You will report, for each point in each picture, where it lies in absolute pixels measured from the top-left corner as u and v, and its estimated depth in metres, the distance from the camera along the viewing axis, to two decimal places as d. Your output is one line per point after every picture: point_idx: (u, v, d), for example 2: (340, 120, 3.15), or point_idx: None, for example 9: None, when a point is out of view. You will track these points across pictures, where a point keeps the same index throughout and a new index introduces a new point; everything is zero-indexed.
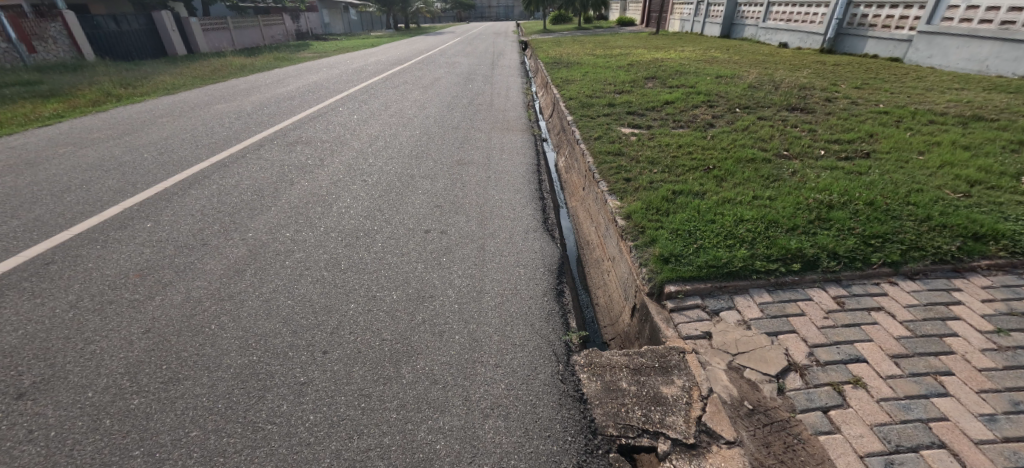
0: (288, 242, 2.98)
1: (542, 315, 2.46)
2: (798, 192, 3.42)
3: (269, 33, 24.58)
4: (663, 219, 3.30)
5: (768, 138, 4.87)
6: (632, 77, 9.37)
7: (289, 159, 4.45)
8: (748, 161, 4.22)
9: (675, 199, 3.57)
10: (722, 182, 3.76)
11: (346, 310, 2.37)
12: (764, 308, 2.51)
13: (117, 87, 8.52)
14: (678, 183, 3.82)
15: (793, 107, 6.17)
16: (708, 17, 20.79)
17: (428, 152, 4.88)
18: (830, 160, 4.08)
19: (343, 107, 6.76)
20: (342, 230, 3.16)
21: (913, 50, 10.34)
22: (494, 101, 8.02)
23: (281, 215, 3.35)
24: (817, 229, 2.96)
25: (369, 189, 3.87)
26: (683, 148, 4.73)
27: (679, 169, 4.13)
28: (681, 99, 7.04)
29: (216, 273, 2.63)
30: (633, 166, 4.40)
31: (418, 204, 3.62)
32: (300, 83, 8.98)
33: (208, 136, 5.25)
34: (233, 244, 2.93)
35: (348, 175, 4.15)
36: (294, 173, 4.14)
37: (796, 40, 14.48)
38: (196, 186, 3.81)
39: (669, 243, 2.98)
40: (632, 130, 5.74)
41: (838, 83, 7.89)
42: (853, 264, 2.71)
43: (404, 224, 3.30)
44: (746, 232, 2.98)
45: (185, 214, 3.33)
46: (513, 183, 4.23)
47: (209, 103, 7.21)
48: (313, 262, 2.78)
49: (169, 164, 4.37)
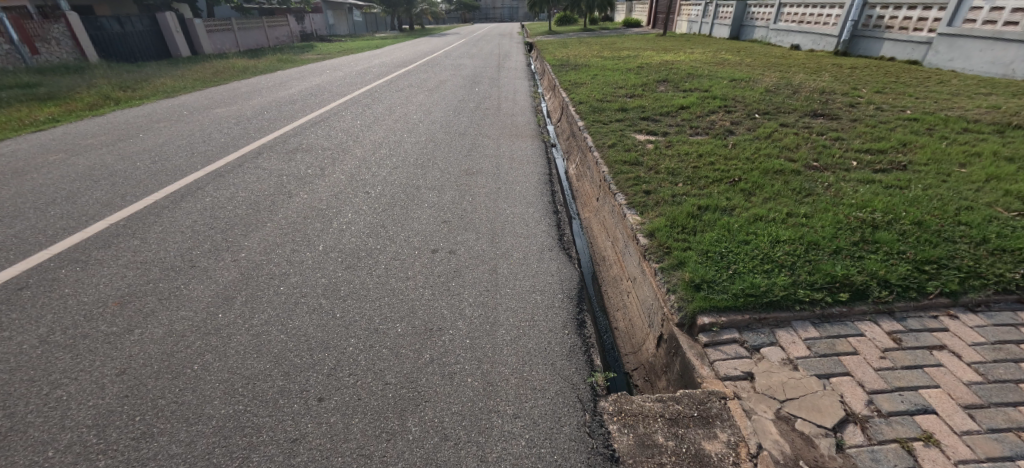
0: (284, 264, 2.75)
1: (564, 353, 2.20)
2: (836, 210, 3.16)
3: (274, 35, 24.45)
4: (691, 237, 3.04)
5: (793, 146, 4.60)
6: (643, 80, 9.11)
7: (289, 169, 4.22)
8: (776, 172, 3.96)
9: (701, 215, 3.31)
10: (750, 197, 3.50)
11: (345, 346, 2.13)
12: (811, 345, 2.25)
13: (116, 90, 8.34)
14: (702, 197, 3.56)
15: (816, 113, 5.90)
16: (716, 19, 20.48)
17: (434, 161, 4.64)
18: (864, 172, 3.81)
19: (346, 112, 6.53)
20: (342, 249, 2.92)
21: (933, 52, 10.01)
22: (501, 105, 7.77)
23: (277, 232, 3.12)
24: (862, 253, 2.69)
25: (372, 202, 3.63)
26: (704, 158, 4.48)
27: (702, 181, 3.87)
28: (697, 104, 6.77)
29: (203, 302, 2.39)
30: (651, 177, 4.14)
31: (424, 220, 3.37)
32: (302, 86, 8.77)
33: (205, 143, 5.03)
34: (224, 266, 2.70)
35: (349, 186, 3.92)
36: (293, 184, 3.91)
37: (809, 42, 14.16)
38: (188, 198, 3.58)
39: (700, 268, 2.72)
40: (648, 137, 5.47)
41: (858, 87, 7.60)
42: (907, 294, 2.45)
43: (409, 242, 3.05)
44: (784, 256, 2.72)
45: (174, 230, 3.09)
46: (524, 196, 3.98)
47: (209, 107, 6.99)
48: (310, 288, 2.54)
49: (162, 173, 4.15)
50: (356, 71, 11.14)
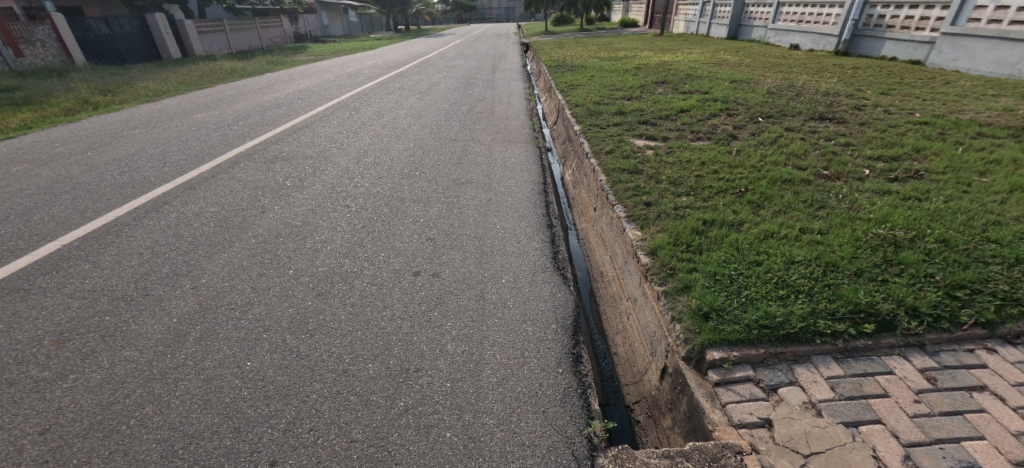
0: (248, 291, 2.48)
1: (558, 398, 1.95)
2: (852, 226, 2.92)
3: (266, 36, 24.12)
4: (697, 256, 2.79)
5: (801, 153, 4.37)
6: (641, 82, 8.87)
7: (265, 180, 3.96)
8: (785, 182, 3.71)
9: (706, 230, 3.06)
10: (759, 210, 3.26)
11: (308, 393, 1.87)
12: (836, 386, 2.00)
13: (96, 93, 8.04)
14: (707, 210, 3.31)
15: (821, 116, 5.68)
16: (714, 18, 20.28)
17: (421, 170, 4.37)
18: (879, 182, 3.57)
19: (332, 116, 6.26)
20: (315, 273, 2.66)
21: (936, 52, 9.79)
22: (495, 108, 7.52)
23: (244, 253, 2.85)
24: (886, 276, 2.45)
25: (352, 217, 3.36)
26: (707, 165, 4.23)
27: (707, 192, 3.62)
28: (697, 106, 6.54)
29: (151, 340, 2.13)
30: (651, 187, 3.89)
31: (406, 238, 3.11)
32: (290, 89, 8.48)
33: (179, 151, 4.75)
34: (180, 296, 2.43)
35: (329, 199, 3.65)
36: (267, 197, 3.63)
37: (808, 42, 13.95)
38: (152, 214, 3.31)
39: (708, 293, 2.46)
40: (647, 143, 5.22)
41: (862, 88, 7.38)
42: (938, 324, 2.20)
43: (389, 264, 2.80)
44: (801, 279, 2.47)
45: (131, 252, 2.82)
46: (516, 208, 3.73)
47: (190, 112, 6.71)
48: (274, 320, 2.27)
49: (129, 185, 3.88)
50: (347, 73, 10.87)
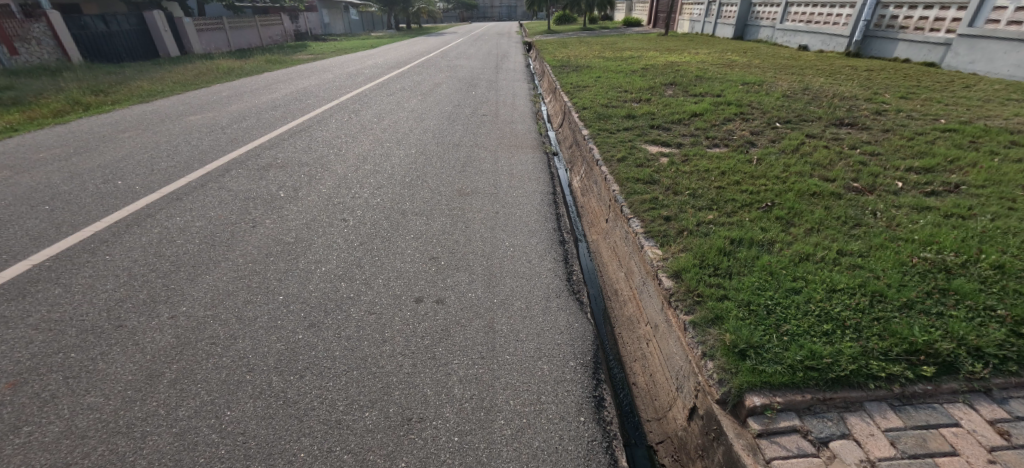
0: (233, 322, 2.24)
1: (579, 455, 1.69)
2: (895, 248, 2.67)
3: (266, 34, 23.87)
4: (726, 281, 2.54)
5: (826, 162, 4.12)
6: (649, 84, 8.61)
7: (257, 190, 3.71)
8: (814, 195, 3.46)
9: (734, 250, 2.82)
10: (790, 227, 3.01)
11: (294, 451, 1.62)
12: (897, 440, 1.74)
13: (88, 94, 7.78)
14: (734, 228, 3.06)
15: (841, 122, 5.43)
16: (719, 18, 20.01)
17: (423, 179, 4.13)
18: (915, 197, 3.32)
19: (331, 119, 6.02)
20: (307, 299, 2.41)
21: (952, 54, 9.52)
22: (500, 111, 7.27)
23: (230, 274, 2.61)
24: (941, 308, 2.20)
25: (349, 232, 3.11)
26: (728, 175, 3.99)
27: (730, 206, 3.37)
28: (710, 110, 6.29)
29: (120, 383, 1.89)
30: (669, 200, 3.65)
31: (408, 257, 2.87)
32: (288, 90, 8.23)
33: (168, 157, 4.50)
34: (156, 329, 2.18)
35: (324, 211, 3.41)
36: (258, 209, 3.39)
37: (818, 43, 13.68)
38: (134, 230, 3.07)
39: (743, 326, 2.21)
40: (661, 150, 4.98)
41: (880, 92, 7.13)
42: (1006, 367, 1.95)
43: (389, 288, 2.55)
44: (846, 312, 2.22)
45: (107, 275, 2.58)
46: (525, 221, 3.49)
47: (183, 113, 6.47)
48: (261, 357, 2.04)
49: (112, 195, 3.63)
50: (347, 73, 10.62)
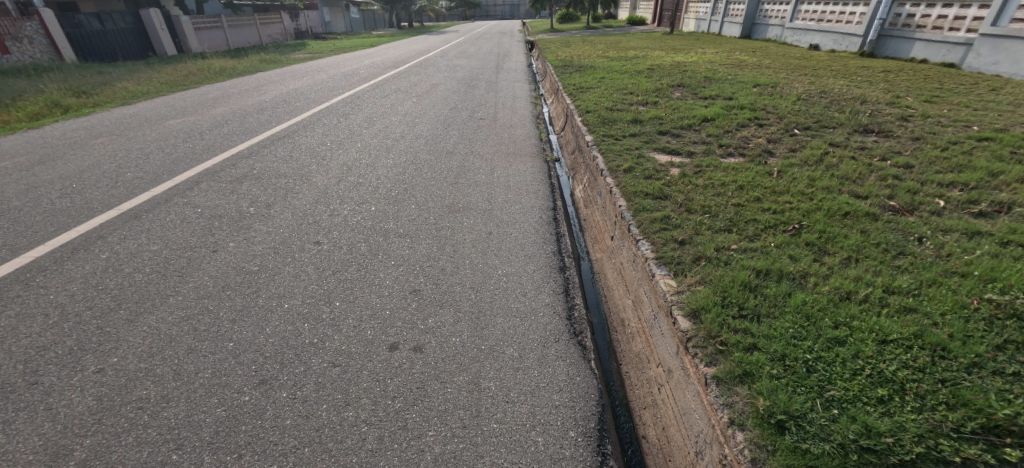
0: (171, 378, 1.88)
1: None
2: (948, 286, 2.30)
3: (266, 32, 23.60)
4: (755, 326, 2.16)
5: (853, 175, 3.75)
6: (656, 85, 8.22)
7: (226, 207, 3.36)
8: (846, 216, 3.10)
9: (760, 284, 2.45)
10: (823, 257, 2.65)
11: None
12: None
13: (69, 95, 7.45)
14: (760, 256, 2.69)
15: (866, 128, 5.04)
16: (726, 16, 19.59)
17: (411, 193, 3.77)
18: (963, 220, 2.94)
19: (318, 124, 5.67)
20: (261, 348, 2.05)
21: (974, 55, 9.09)
22: (498, 114, 6.91)
23: (177, 314, 2.25)
24: (1019, 368, 1.82)
25: (322, 259, 2.76)
26: (747, 190, 3.61)
27: (753, 229, 3.01)
28: (722, 114, 5.92)
29: (15, 466, 1.53)
30: (683, 219, 3.27)
31: (385, 291, 2.50)
32: (278, 91, 7.90)
33: (137, 167, 4.16)
34: (77, 388, 1.83)
35: (297, 231, 3.05)
36: (224, 230, 3.04)
37: (829, 42, 13.24)
38: (79, 255, 2.72)
39: (779, 388, 1.84)
40: (671, 159, 4.59)
41: (902, 95, 6.72)
42: None
43: (360, 332, 2.19)
44: (902, 372, 1.86)
45: (35, 315, 2.23)
46: (521, 242, 3.12)
47: (164, 117, 6.14)
48: (194, 429, 1.67)
49: (65, 212, 3.28)
50: (341, 73, 10.27)
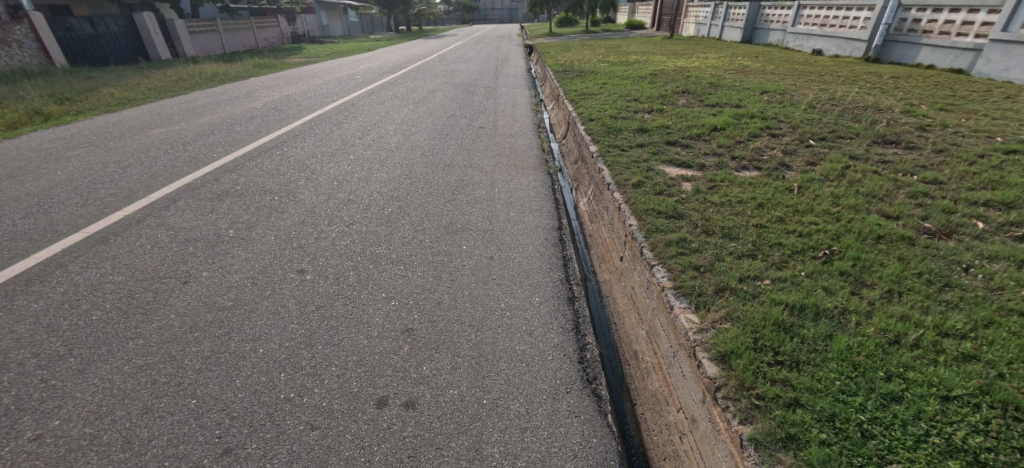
0: (118, 448, 1.61)
1: None
2: (1009, 329, 2.04)
3: (262, 36, 23.40)
4: (794, 376, 1.90)
5: (879, 193, 3.50)
6: (660, 91, 7.99)
7: (204, 229, 3.09)
8: (879, 241, 2.85)
9: (795, 324, 2.18)
10: (860, 290, 2.39)
11: None
12: None
13: (51, 102, 7.17)
14: (791, 289, 2.42)
15: (884, 139, 4.81)
16: (727, 21, 19.43)
17: (405, 211, 3.50)
18: (1010, 247, 2.68)
19: (309, 133, 5.41)
20: (228, 406, 1.78)
21: (984, 60, 8.86)
22: (498, 123, 6.66)
23: (135, 363, 1.98)
24: None
25: (305, 291, 2.49)
26: (767, 209, 3.35)
27: (779, 255, 2.75)
28: (731, 123, 5.68)
29: None
30: (701, 243, 3.01)
31: (374, 331, 2.23)
32: (269, 98, 7.64)
33: (112, 182, 3.89)
34: (4, 462, 1.55)
35: (279, 258, 2.78)
36: (198, 257, 2.77)
37: (833, 47, 13.06)
38: (32, 289, 2.44)
39: (831, 458, 1.56)
40: (681, 172, 4.33)
41: (915, 103, 6.50)
42: None
43: (344, 383, 1.92)
44: (974, 438, 1.58)
45: None
46: (525, 269, 2.84)
47: (148, 126, 5.87)
48: None
49: (26, 236, 3.01)
50: (336, 79, 10.02)
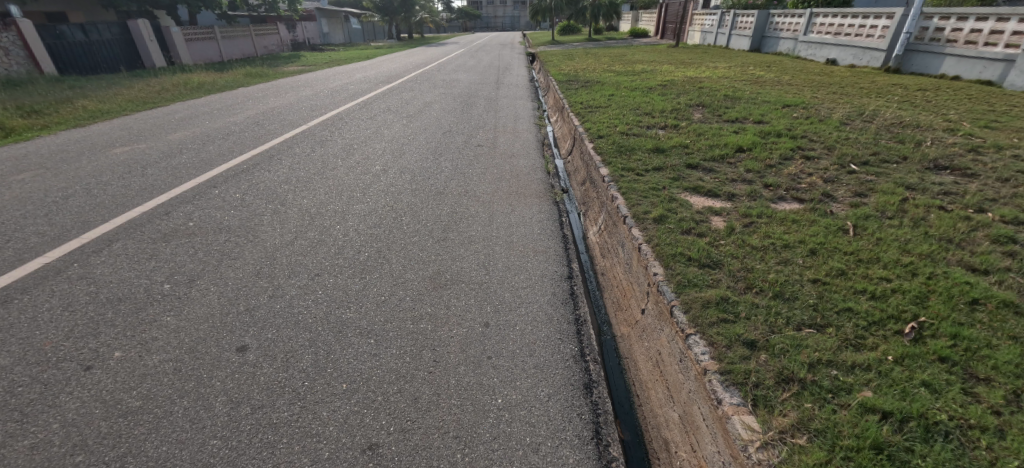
0: None
1: None
2: None
3: (261, 43, 23.01)
4: None
5: (955, 237, 2.91)
6: (672, 104, 7.44)
7: (135, 283, 2.52)
8: (975, 308, 2.26)
9: (900, 449, 1.59)
10: (974, 388, 1.80)
11: None
12: None
13: (15, 116, 6.62)
14: (881, 389, 1.83)
15: (933, 164, 4.25)
16: (734, 29, 18.99)
17: (385, 257, 2.92)
18: None
19: (287, 153, 4.87)
20: None
21: (1016, 72, 8.31)
22: (498, 139, 6.12)
23: None
24: None
25: (242, 381, 1.90)
26: (822, 258, 2.76)
27: (853, 328, 2.16)
28: (755, 141, 5.14)
29: None
30: (748, 305, 2.41)
31: (325, 450, 1.63)
32: (253, 110, 7.12)
33: (47, 217, 3.33)
34: None
35: (219, 327, 2.21)
36: (118, 326, 2.19)
37: (849, 56, 12.54)
38: None
39: None
40: (707, 203, 3.76)
41: (955, 119, 5.95)
42: None
43: None
44: None
45: None
46: (529, 343, 2.25)
47: (112, 143, 5.32)
48: None
49: None
50: (329, 89, 9.51)
